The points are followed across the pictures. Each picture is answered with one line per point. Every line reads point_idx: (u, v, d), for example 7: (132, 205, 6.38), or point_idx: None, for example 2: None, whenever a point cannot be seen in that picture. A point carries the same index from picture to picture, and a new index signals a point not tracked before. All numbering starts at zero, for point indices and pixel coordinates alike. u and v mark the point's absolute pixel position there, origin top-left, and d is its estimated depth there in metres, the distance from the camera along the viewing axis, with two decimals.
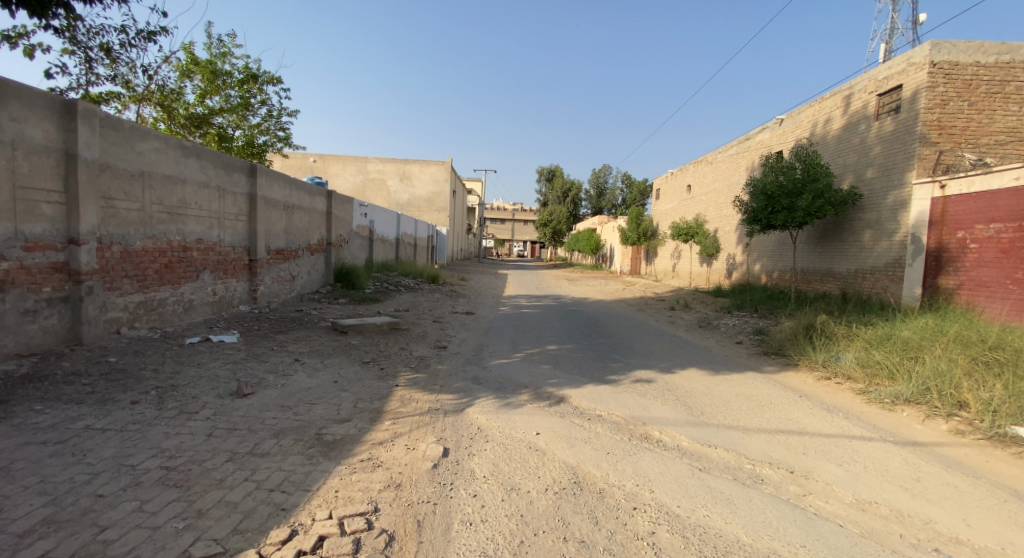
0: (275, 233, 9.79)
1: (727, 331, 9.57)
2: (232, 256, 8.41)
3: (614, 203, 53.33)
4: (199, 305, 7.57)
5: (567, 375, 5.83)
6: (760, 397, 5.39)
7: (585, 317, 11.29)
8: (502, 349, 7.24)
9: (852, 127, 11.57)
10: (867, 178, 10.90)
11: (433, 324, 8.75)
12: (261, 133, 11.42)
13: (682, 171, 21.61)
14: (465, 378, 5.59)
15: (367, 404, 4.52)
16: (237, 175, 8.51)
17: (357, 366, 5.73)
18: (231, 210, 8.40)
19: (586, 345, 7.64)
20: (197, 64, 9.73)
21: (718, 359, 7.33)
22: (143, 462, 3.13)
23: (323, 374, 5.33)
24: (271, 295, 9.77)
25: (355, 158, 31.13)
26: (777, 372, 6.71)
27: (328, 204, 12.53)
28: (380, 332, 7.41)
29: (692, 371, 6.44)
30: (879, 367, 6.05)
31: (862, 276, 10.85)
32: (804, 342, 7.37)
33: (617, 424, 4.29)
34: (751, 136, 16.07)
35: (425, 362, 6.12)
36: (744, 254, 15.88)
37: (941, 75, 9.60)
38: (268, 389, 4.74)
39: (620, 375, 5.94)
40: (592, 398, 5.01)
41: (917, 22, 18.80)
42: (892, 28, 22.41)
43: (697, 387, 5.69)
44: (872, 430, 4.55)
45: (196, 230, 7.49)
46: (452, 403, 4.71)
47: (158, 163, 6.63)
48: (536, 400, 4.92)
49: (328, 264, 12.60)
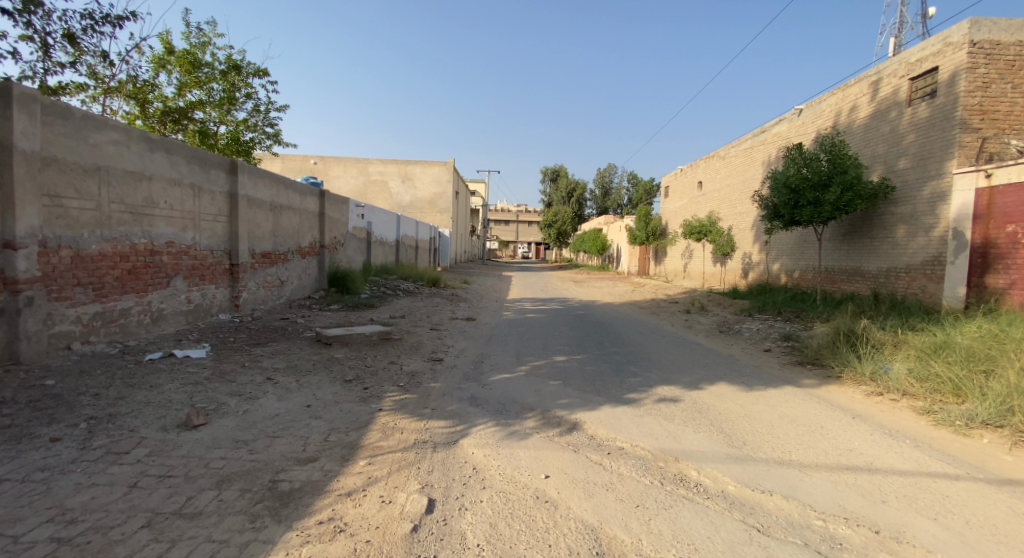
0: (260, 235, 9.07)
1: (752, 337, 8.76)
2: (210, 261, 7.70)
3: (619, 203, 52.56)
4: (171, 315, 6.86)
5: (579, 394, 5.04)
6: (808, 420, 4.57)
7: (596, 322, 10.51)
8: (506, 361, 6.47)
9: (881, 114, 10.73)
10: (899, 169, 10.06)
11: (431, 333, 7.99)
12: (248, 129, 10.71)
13: (692, 168, 20.81)
14: (461, 399, 4.81)
15: (341, 436, 3.75)
16: (215, 172, 7.79)
17: (338, 385, 4.97)
18: (209, 211, 7.68)
19: (599, 355, 6.86)
20: (175, 55, 9.01)
21: (749, 371, 6.50)
22: (30, 533, 2.40)
23: (294, 397, 4.56)
24: (256, 302, 9.03)
25: (355, 160, 30.51)
26: (818, 386, 5.89)
27: (321, 204, 11.80)
28: (369, 343, 6.64)
29: (723, 386, 5.63)
30: (941, 382, 5.25)
31: (896, 275, 10.01)
32: (845, 351, 6.56)
33: (644, 461, 3.53)
34: (767, 128, 15.25)
35: (417, 380, 5.34)
36: (761, 253, 15.06)
37: (981, 56, 8.75)
38: (225, 417, 3.96)
39: (640, 394, 5.14)
40: (610, 424, 4.23)
41: (928, 16, 18.23)
42: (900, 25, 21.90)
43: (732, 407, 4.89)
44: (956, 465, 3.73)
45: (166, 232, 6.77)
46: (443, 434, 3.93)
47: (119, 157, 5.93)
48: (544, 427, 4.14)
49: (322, 268, 11.87)
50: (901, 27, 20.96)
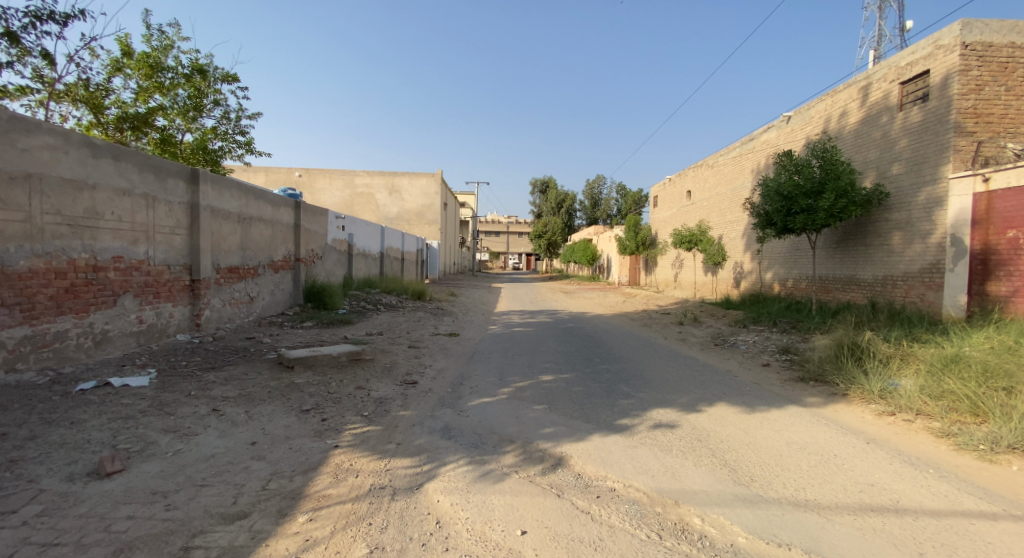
0: (226, 249, 8.49)
1: (749, 350, 8.30)
2: (166, 277, 7.10)
3: (609, 213, 52.32)
4: (118, 337, 6.26)
5: (564, 421, 4.49)
6: (820, 447, 4.08)
7: (586, 335, 10.00)
8: (487, 383, 5.91)
9: (871, 120, 10.28)
10: (893, 175, 9.62)
11: (408, 351, 7.42)
12: (218, 138, 10.08)
13: (681, 177, 20.54)
14: (432, 431, 4.25)
15: (283, 483, 3.21)
16: (174, 181, 7.20)
17: (292, 416, 4.41)
18: (166, 223, 7.07)
19: (588, 374, 6.32)
20: (134, 58, 8.44)
21: (748, 389, 5.96)
22: None
23: (238, 433, 4.00)
24: (221, 320, 8.42)
25: (341, 172, 29.95)
26: (824, 405, 5.40)
27: (296, 215, 11.21)
28: (336, 365, 6.05)
29: (723, 408, 5.12)
30: (957, 401, 4.79)
31: (892, 283, 9.61)
32: (851, 366, 6.09)
33: (639, 507, 3.03)
34: (755, 136, 14.98)
35: (384, 408, 4.78)
36: (753, 261, 14.68)
37: (974, 58, 8.36)
38: (149, 461, 3.42)
39: (633, 419, 4.62)
40: (599, 458, 3.71)
41: (904, 29, 18.36)
42: (879, 37, 22.08)
43: (734, 433, 4.38)
44: (990, 501, 3.24)
45: (113, 246, 6.18)
46: (405, 476, 3.39)
47: (54, 165, 5.38)
48: (524, 464, 3.60)
49: (297, 282, 11.25)
50: (880, 40, 20.92)
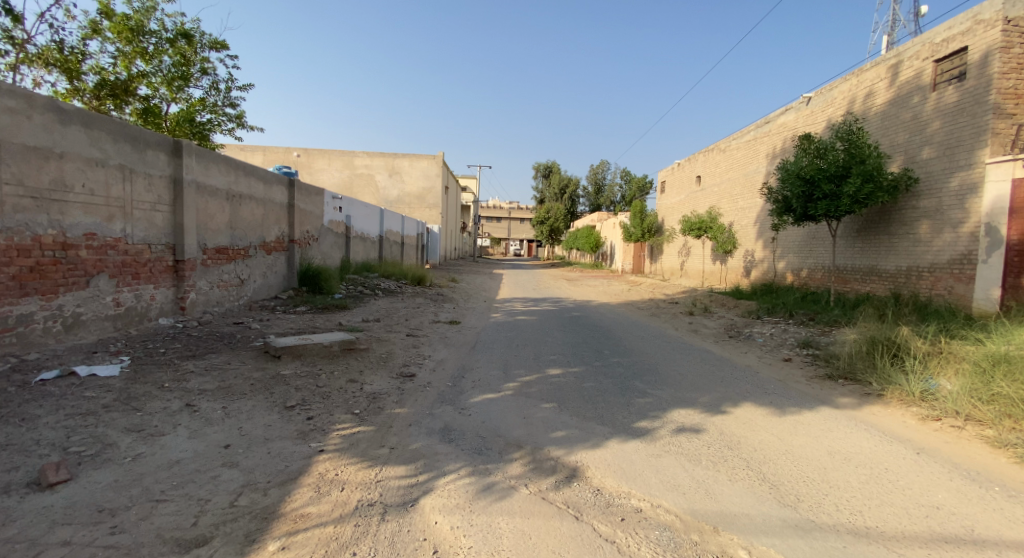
0: (213, 227, 7.98)
1: (767, 344, 7.80)
2: (146, 257, 6.60)
3: (613, 199, 51.60)
4: (92, 321, 5.79)
5: (576, 423, 4.02)
6: (866, 457, 3.60)
7: (593, 325, 9.52)
8: (489, 376, 5.43)
9: (900, 100, 9.65)
10: (922, 159, 9.02)
11: (405, 340, 6.92)
12: (206, 109, 9.48)
13: (690, 161, 19.90)
14: (429, 433, 3.78)
15: (255, 498, 2.75)
16: (154, 153, 6.66)
17: (274, 414, 3.94)
18: (146, 198, 6.55)
19: (598, 369, 5.85)
20: (113, 20, 7.82)
21: (773, 386, 5.45)
22: None
23: (211, 434, 3.54)
24: (209, 303, 7.95)
25: (340, 153, 29.25)
26: (859, 406, 4.92)
27: (290, 194, 10.65)
28: (327, 355, 5.56)
29: (750, 409, 4.64)
30: (1015, 405, 4.28)
31: (916, 274, 9.08)
32: (885, 364, 5.59)
33: (674, 535, 2.57)
34: (771, 118, 14.33)
35: (377, 405, 4.30)
36: (766, 250, 14.15)
37: (1017, 33, 7.74)
38: (103, 469, 2.99)
39: (653, 422, 4.14)
40: (619, 470, 3.24)
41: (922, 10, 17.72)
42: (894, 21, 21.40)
43: (766, 438, 3.90)
44: None
45: (84, 221, 5.67)
46: (398, 490, 2.93)
47: (14, 130, 4.87)
48: (533, 476, 3.14)
49: (291, 265, 10.74)
50: (896, 25, 20.15)
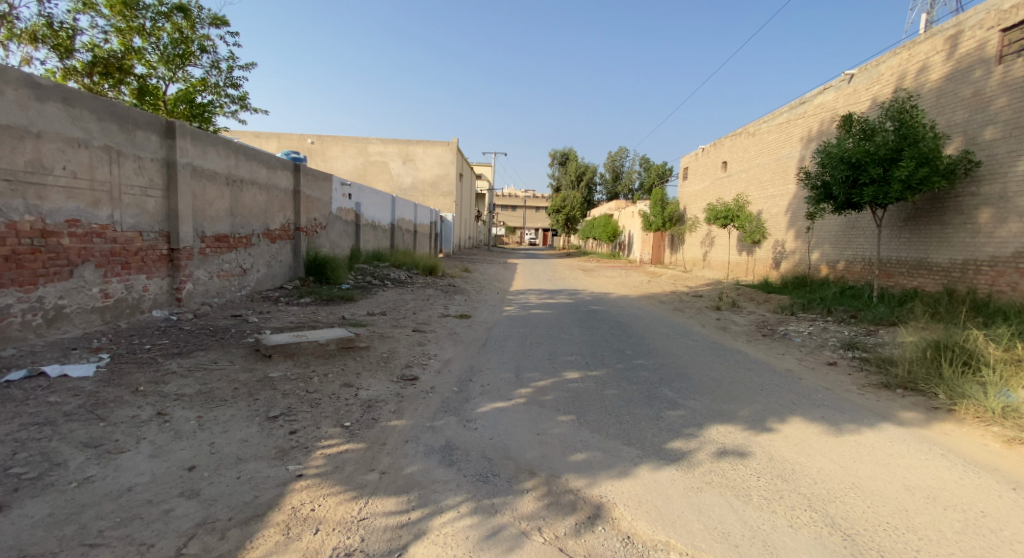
0: (212, 214, 7.54)
1: (806, 344, 7.11)
2: (137, 245, 6.18)
3: (631, 187, 50.56)
4: (76, 314, 5.38)
5: (599, 443, 3.46)
6: (951, 495, 2.98)
7: (613, 320, 8.92)
8: (500, 381, 4.89)
9: (960, 75, 8.74)
10: (984, 140, 8.15)
11: (411, 337, 6.42)
12: (208, 91, 9.04)
13: (715, 147, 19.01)
14: (427, 454, 3.25)
15: (210, 544, 2.26)
16: (144, 134, 6.21)
17: (253, 427, 3.46)
18: (135, 182, 6.11)
19: (621, 373, 5.28)
20: None
21: (822, 397, 4.82)
22: None
23: (178, 452, 3.06)
24: (208, 294, 7.54)
25: (354, 139, 28.81)
26: (928, 422, 4.26)
27: (296, 179, 10.19)
28: (323, 355, 5.08)
29: (799, 425, 4.03)
30: None
31: (973, 269, 8.27)
32: (955, 375, 4.88)
33: None
34: (807, 99, 13.41)
35: (371, 416, 3.80)
36: (798, 241, 13.33)
37: None
38: (40, 500, 2.51)
39: (688, 442, 3.55)
40: (653, 510, 2.68)
41: None
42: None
43: (827, 467, 3.29)
44: None
45: (66, 207, 5.25)
46: (385, 533, 2.42)
47: None
48: (548, 516, 2.60)
49: (297, 254, 10.31)
50: (935, 2, 18.95)
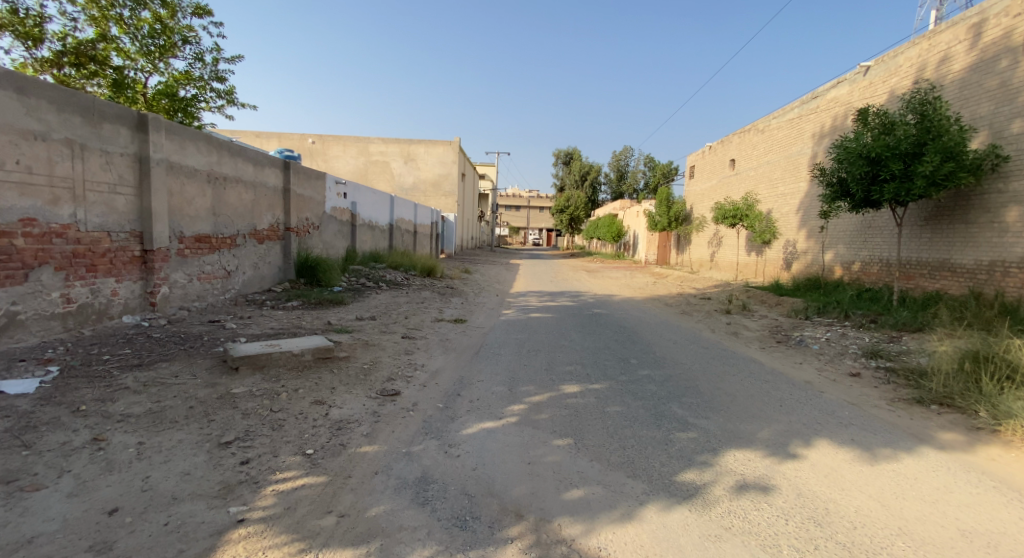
0: (191, 213, 7.11)
1: (824, 352, 6.59)
2: (105, 246, 5.75)
3: (636, 187, 49.92)
4: (32, 321, 4.96)
5: (599, 476, 2.98)
6: (1016, 542, 2.50)
7: (617, 325, 8.44)
8: (491, 396, 4.41)
9: (985, 65, 8.20)
10: (1012, 134, 7.61)
11: (398, 345, 5.95)
12: (193, 85, 8.67)
13: (723, 144, 18.46)
14: (398, 490, 2.77)
15: None
16: (113, 127, 5.78)
17: (200, 456, 3.00)
18: (102, 179, 5.68)
19: (626, 386, 4.79)
20: None
21: (849, 414, 4.32)
22: None
23: (104, 490, 2.61)
24: (187, 298, 7.12)
25: (355, 139, 28.43)
26: (974, 446, 3.75)
27: (286, 177, 9.77)
28: (298, 367, 4.62)
29: (828, 450, 3.53)
30: None
31: (1002, 270, 7.73)
32: (999, 391, 4.36)
33: None
34: (819, 93, 12.87)
35: (340, 442, 3.33)
36: (810, 241, 12.79)
37: None
38: None
39: (703, 474, 3.06)
40: None
41: None
42: None
43: (869, 506, 2.80)
44: None
45: (20, 205, 4.83)
46: None
47: None
48: None
49: (287, 255, 9.87)
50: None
